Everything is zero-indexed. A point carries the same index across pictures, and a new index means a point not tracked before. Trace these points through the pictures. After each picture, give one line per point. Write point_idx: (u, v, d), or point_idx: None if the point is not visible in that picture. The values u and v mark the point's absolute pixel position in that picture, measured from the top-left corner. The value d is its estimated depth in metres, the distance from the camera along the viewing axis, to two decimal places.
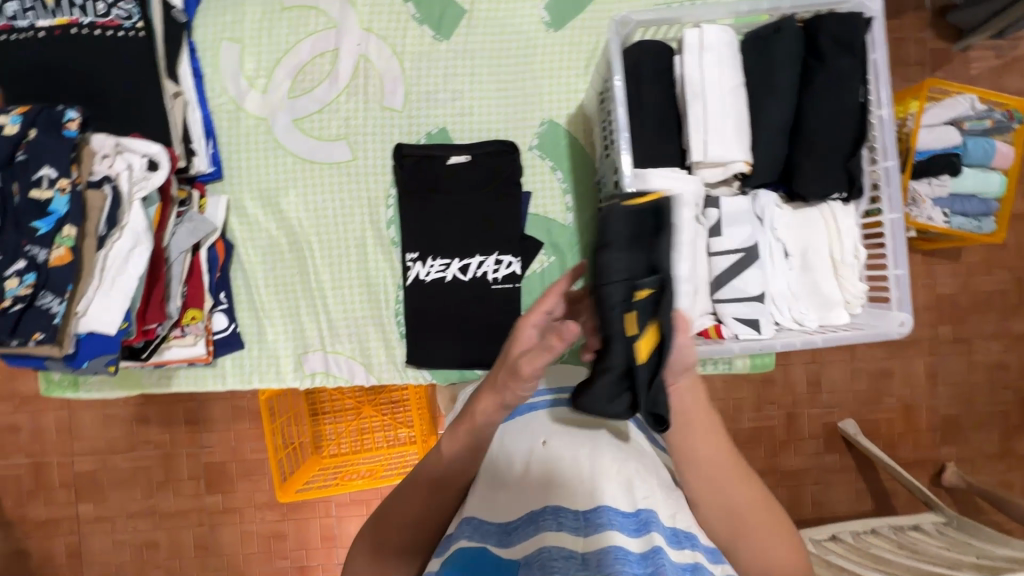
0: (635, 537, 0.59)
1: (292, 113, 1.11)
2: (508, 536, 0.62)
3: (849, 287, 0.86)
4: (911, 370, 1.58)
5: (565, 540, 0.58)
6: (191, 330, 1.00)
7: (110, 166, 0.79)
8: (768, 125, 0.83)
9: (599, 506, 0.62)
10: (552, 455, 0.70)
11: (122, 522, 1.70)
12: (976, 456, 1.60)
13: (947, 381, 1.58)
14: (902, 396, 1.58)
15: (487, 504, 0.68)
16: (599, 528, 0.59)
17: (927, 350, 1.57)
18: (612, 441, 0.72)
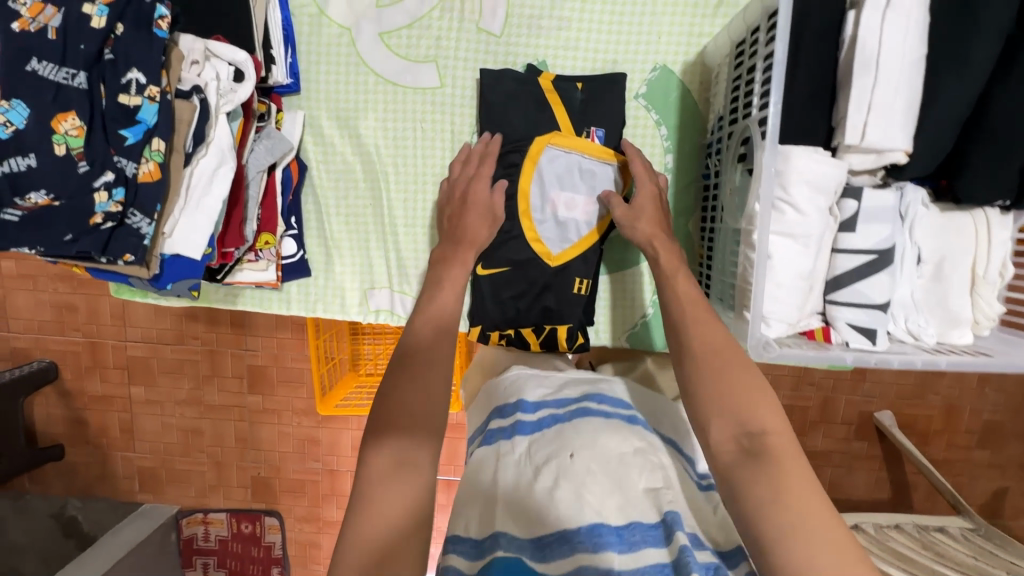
0: (662, 546, 0.59)
1: (378, 24, 1.00)
2: (543, 551, 0.58)
3: (983, 306, 0.78)
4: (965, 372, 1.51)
5: (604, 557, 0.56)
6: (264, 255, 0.97)
7: (199, 75, 0.71)
8: (942, 110, 0.71)
9: (632, 523, 0.61)
10: (582, 469, 0.64)
11: (170, 407, 1.80)
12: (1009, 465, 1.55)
13: (998, 388, 1.51)
14: (948, 396, 1.52)
15: (520, 510, 0.62)
16: (631, 547, 0.58)
17: None
18: (639, 453, 0.67)
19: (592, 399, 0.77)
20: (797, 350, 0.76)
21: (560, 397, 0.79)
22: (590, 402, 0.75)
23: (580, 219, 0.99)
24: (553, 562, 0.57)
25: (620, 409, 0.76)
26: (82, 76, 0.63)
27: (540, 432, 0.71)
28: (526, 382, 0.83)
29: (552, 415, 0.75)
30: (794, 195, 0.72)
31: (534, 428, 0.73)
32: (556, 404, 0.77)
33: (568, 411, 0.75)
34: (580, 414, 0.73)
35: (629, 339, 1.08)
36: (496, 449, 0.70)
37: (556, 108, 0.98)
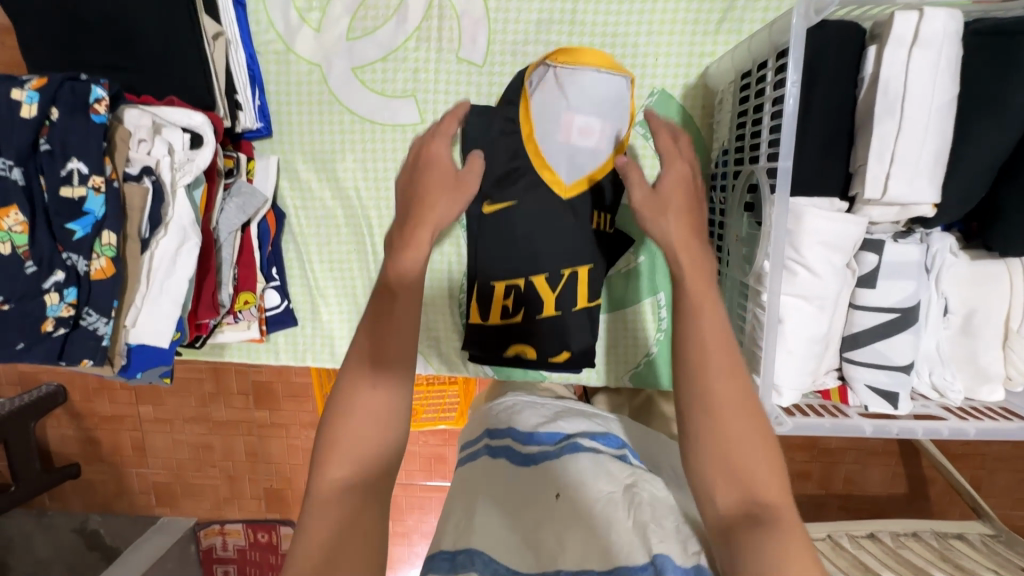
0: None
1: (350, 58, 0.92)
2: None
3: (1018, 363, 0.71)
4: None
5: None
6: (244, 315, 0.93)
7: (149, 152, 0.65)
8: (975, 155, 0.63)
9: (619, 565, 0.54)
10: (569, 502, 0.60)
11: (178, 424, 1.80)
12: None
13: None
14: None
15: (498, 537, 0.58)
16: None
17: None
18: (634, 491, 0.63)
19: (585, 435, 0.73)
20: (811, 420, 0.70)
21: (553, 427, 0.75)
22: (582, 438, 0.71)
23: (591, 146, 0.88)
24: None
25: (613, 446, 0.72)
26: (17, 171, 0.58)
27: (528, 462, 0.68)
28: (517, 413, 0.79)
29: (541, 450, 0.70)
30: (807, 256, 0.66)
31: (521, 459, 0.69)
32: (547, 437, 0.73)
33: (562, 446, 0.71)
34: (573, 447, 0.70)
35: (632, 378, 1.02)
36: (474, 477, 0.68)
37: (532, 147, 0.89)
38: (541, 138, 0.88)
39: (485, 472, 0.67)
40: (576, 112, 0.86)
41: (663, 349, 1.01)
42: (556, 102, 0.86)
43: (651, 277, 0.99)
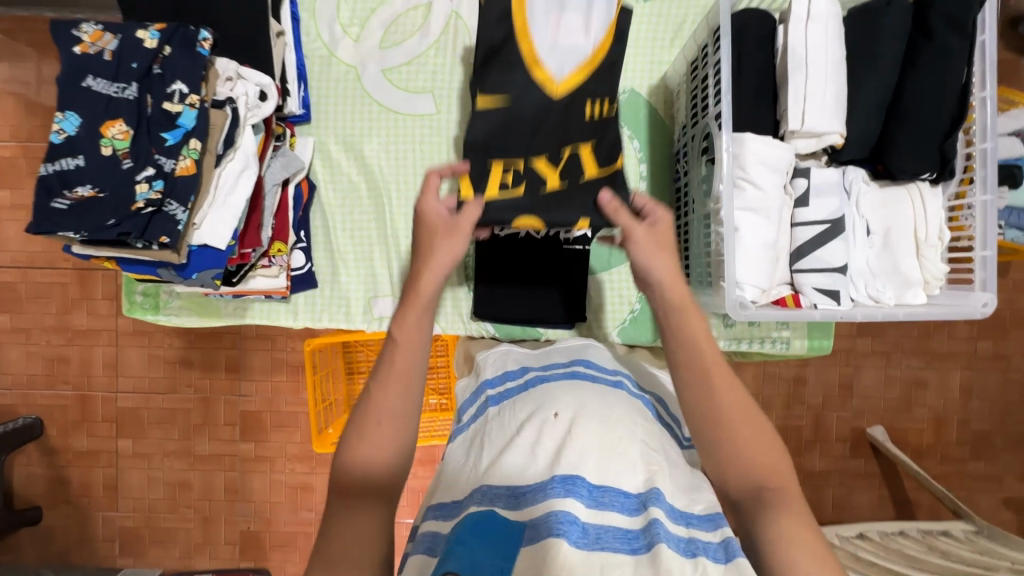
0: (635, 515, 0.65)
1: (381, 63, 1.14)
2: (516, 500, 0.66)
3: (929, 266, 0.87)
4: (946, 382, 1.58)
5: (570, 506, 0.62)
6: (277, 261, 1.03)
7: (231, 90, 0.82)
8: (863, 102, 0.84)
9: (604, 484, 0.67)
10: (563, 429, 0.73)
11: (158, 460, 1.73)
12: (1005, 476, 1.58)
13: (981, 398, 1.58)
14: (936, 409, 1.58)
15: (501, 465, 0.71)
16: (600, 504, 0.65)
17: (963, 363, 1.57)
18: (621, 418, 0.75)
19: (579, 364, 0.88)
20: (769, 311, 0.84)
21: (549, 366, 0.89)
22: (577, 366, 0.86)
23: None
24: (525, 509, 0.64)
25: (604, 373, 0.86)
26: (132, 88, 0.74)
27: (527, 395, 0.81)
28: (517, 357, 0.95)
29: (538, 377, 0.86)
30: (751, 172, 0.84)
31: (522, 391, 0.84)
32: (543, 368, 0.89)
33: (557, 376, 0.84)
34: (565, 379, 0.83)
35: (619, 333, 1.14)
36: (484, 415, 0.82)
37: None
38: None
39: (493, 410, 0.81)
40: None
41: (644, 307, 1.14)
42: None
43: None
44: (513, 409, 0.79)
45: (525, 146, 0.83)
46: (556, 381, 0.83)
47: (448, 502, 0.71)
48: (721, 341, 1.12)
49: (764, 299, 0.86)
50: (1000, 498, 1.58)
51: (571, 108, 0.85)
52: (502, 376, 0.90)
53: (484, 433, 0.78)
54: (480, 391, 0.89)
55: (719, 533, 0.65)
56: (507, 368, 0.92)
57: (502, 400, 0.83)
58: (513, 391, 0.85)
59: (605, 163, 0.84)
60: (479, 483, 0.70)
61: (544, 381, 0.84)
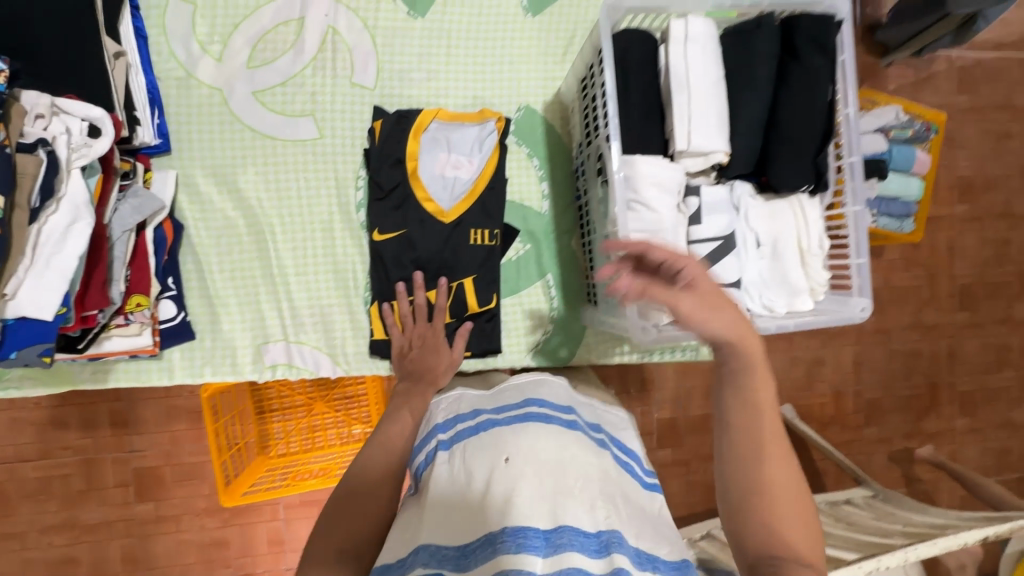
0: (597, 558, 0.57)
1: (251, 84, 1.02)
2: (465, 560, 0.58)
3: (814, 275, 0.91)
4: (840, 358, 1.68)
5: (526, 563, 0.55)
6: (135, 318, 0.90)
7: (45, 129, 0.69)
8: (743, 122, 0.86)
9: (560, 526, 0.60)
10: (514, 474, 0.65)
11: (33, 538, 1.46)
12: (893, 436, 1.72)
13: (869, 368, 1.70)
14: (833, 383, 1.69)
15: (447, 521, 0.63)
16: (556, 549, 0.57)
17: (854, 340, 1.68)
18: (577, 458, 0.69)
19: (531, 405, 0.79)
20: (672, 333, 0.85)
21: (502, 406, 0.81)
22: (529, 406, 0.78)
23: (464, 175, 1.05)
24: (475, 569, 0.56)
25: (558, 413, 0.78)
26: None
27: (477, 441, 0.72)
28: (471, 400, 0.84)
29: (490, 421, 0.77)
30: (644, 195, 0.83)
31: (472, 435, 0.75)
32: (495, 410, 0.80)
33: (508, 419, 0.76)
34: (519, 421, 0.75)
35: (534, 355, 1.11)
36: (434, 464, 0.71)
37: (415, 180, 1.04)
38: (423, 169, 1.04)
39: (444, 459, 0.71)
40: (455, 148, 1.05)
41: (558, 326, 1.12)
42: (438, 154, 1.05)
43: (538, 262, 1.11)
44: (464, 457, 0.71)
45: (422, 255, 1.04)
46: (509, 424, 0.75)
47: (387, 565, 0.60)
48: (634, 354, 1.12)
49: (667, 320, 0.87)
50: (889, 456, 1.72)
51: (458, 228, 1.05)
52: (452, 419, 0.79)
53: (432, 485, 0.68)
54: (431, 437, 0.78)
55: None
56: (459, 410, 0.81)
57: (453, 445, 0.73)
58: (463, 435, 0.75)
59: (484, 252, 1.06)
60: (421, 542, 0.61)
61: (497, 424, 0.76)
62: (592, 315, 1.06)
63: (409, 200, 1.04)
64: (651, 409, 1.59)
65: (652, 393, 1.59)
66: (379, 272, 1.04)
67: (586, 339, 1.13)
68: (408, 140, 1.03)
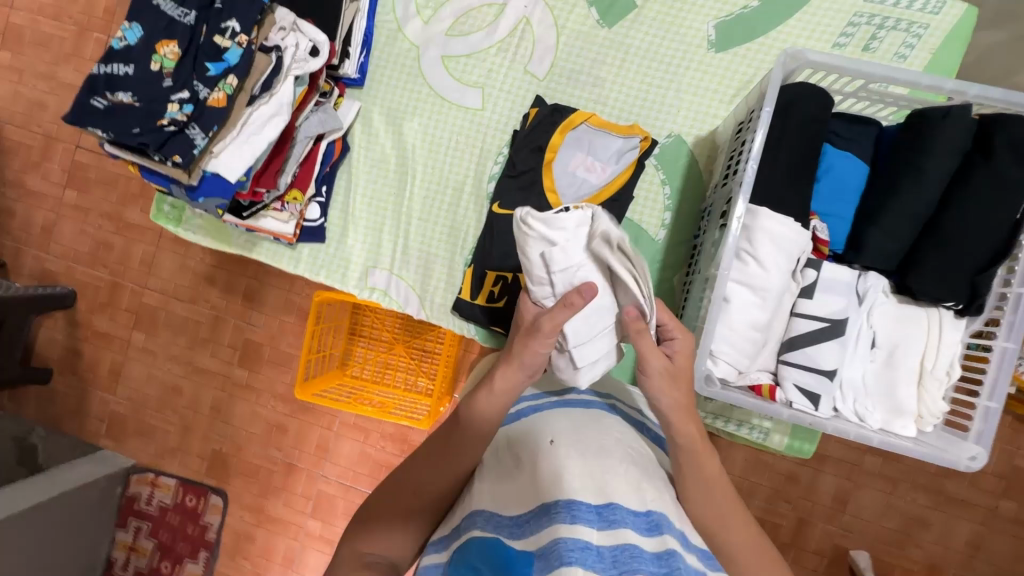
0: (648, 536, 0.58)
1: (443, 49, 1.16)
2: (519, 530, 0.60)
3: (927, 401, 0.80)
4: (952, 530, 1.40)
5: (581, 532, 0.55)
6: (289, 208, 1.07)
7: (282, 39, 0.86)
8: (895, 211, 0.79)
9: (612, 503, 0.60)
10: (559, 452, 0.67)
11: (162, 361, 1.80)
12: None
13: (986, 557, 1.39)
14: (929, 553, 1.41)
15: (501, 496, 0.66)
16: (611, 524, 0.57)
17: (978, 517, 1.39)
18: (618, 443, 0.71)
19: (572, 392, 0.84)
20: (736, 395, 0.81)
21: (541, 394, 0.86)
22: (572, 395, 0.82)
23: (592, 180, 1.08)
24: (531, 538, 0.58)
25: (598, 399, 0.82)
26: (192, 16, 0.80)
27: (520, 426, 0.78)
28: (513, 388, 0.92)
29: (530, 408, 0.82)
30: (758, 249, 0.79)
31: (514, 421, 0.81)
32: (535, 399, 0.85)
33: (549, 404, 0.80)
34: (558, 407, 0.79)
35: None
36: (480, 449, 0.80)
37: (547, 170, 1.08)
38: (557, 163, 1.09)
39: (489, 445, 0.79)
40: (594, 153, 1.08)
41: (629, 354, 1.11)
42: (573, 153, 1.09)
43: None
44: (508, 440, 0.76)
45: None
46: (549, 410, 0.79)
47: (450, 532, 0.68)
48: (696, 412, 1.07)
49: (737, 381, 0.82)
50: None
51: None
52: None
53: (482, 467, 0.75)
54: None
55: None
56: None
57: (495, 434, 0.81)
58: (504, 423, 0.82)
59: None
60: (478, 509, 0.66)
61: (537, 411, 0.80)
62: None
63: (535, 186, 1.09)
64: None
65: None
66: (485, 241, 1.10)
67: None
68: (554, 133, 1.09)
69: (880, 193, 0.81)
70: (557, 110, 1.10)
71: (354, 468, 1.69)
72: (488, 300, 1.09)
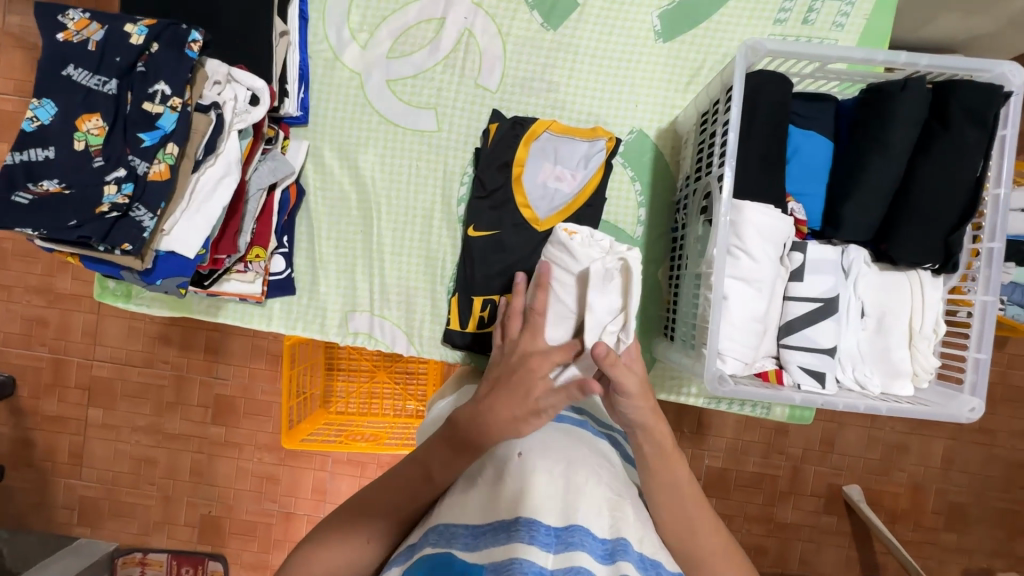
0: (602, 563, 0.56)
1: (386, 73, 1.10)
2: (474, 541, 0.59)
3: (921, 360, 0.84)
4: (929, 450, 1.50)
5: (535, 555, 0.54)
6: (253, 267, 1.01)
7: (219, 94, 0.79)
8: (867, 185, 0.81)
9: (571, 526, 0.58)
10: (526, 466, 0.66)
11: (127, 434, 1.67)
12: (975, 550, 1.51)
13: (962, 469, 1.50)
14: (913, 475, 1.50)
15: (465, 507, 0.64)
16: (566, 547, 0.56)
17: (949, 433, 1.50)
18: (586, 457, 0.69)
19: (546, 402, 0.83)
20: (750, 388, 0.82)
21: None
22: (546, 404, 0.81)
23: (564, 189, 1.06)
24: (485, 551, 0.56)
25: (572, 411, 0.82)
26: (113, 83, 0.72)
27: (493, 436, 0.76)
28: None
29: None
30: (748, 244, 0.80)
31: None
32: None
33: None
34: None
35: None
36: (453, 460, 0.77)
37: (518, 186, 1.06)
38: (527, 177, 1.06)
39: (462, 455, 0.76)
40: (562, 162, 1.07)
41: None
42: (541, 166, 1.06)
43: None
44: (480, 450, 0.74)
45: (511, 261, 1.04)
46: None
47: (406, 548, 0.64)
48: (700, 399, 1.09)
49: (745, 372, 0.84)
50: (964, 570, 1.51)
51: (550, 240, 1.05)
52: None
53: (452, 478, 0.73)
54: None
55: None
56: None
57: None
58: None
59: None
60: (437, 524, 0.64)
61: None
62: (664, 349, 1.04)
63: (508, 202, 1.06)
64: (704, 453, 1.51)
65: (708, 438, 1.50)
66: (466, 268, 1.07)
67: (654, 372, 1.10)
68: (518, 146, 1.06)
69: (849, 169, 0.83)
70: (517, 123, 1.07)
71: None
72: (478, 326, 1.06)
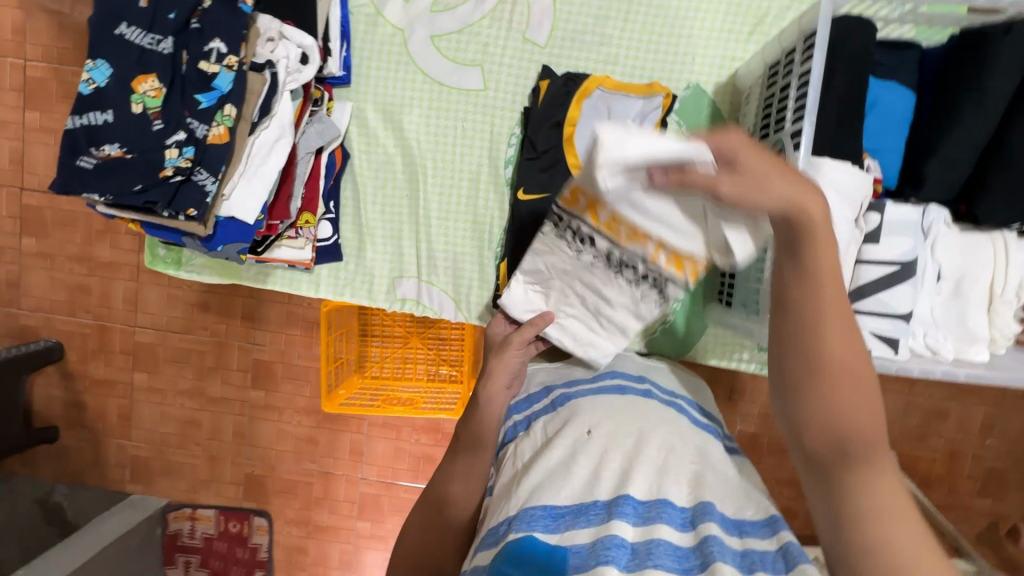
0: (683, 531, 0.53)
1: (430, 28, 1.05)
2: (554, 522, 0.53)
3: (1000, 325, 0.81)
4: (967, 417, 1.47)
5: (619, 527, 0.51)
6: (303, 233, 1.00)
7: (272, 52, 0.76)
8: (958, 138, 0.76)
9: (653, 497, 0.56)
10: (597, 443, 0.64)
11: (174, 397, 1.71)
12: (1010, 515, 1.49)
13: (1000, 434, 1.46)
14: (951, 440, 1.47)
15: (539, 484, 0.59)
16: (647, 519, 0.53)
17: (990, 399, 1.45)
18: (657, 429, 0.67)
19: (604, 378, 0.81)
20: None
21: (572, 383, 0.81)
22: (605, 381, 0.79)
23: None
24: (567, 534, 0.52)
25: (631, 382, 0.79)
26: (168, 42, 0.71)
27: (557, 416, 0.71)
28: (542, 380, 0.85)
29: (564, 395, 0.76)
30: (825, 204, 0.76)
31: (549, 410, 0.74)
32: (567, 386, 0.80)
33: (582, 391, 0.76)
34: (593, 394, 0.75)
35: (645, 346, 1.09)
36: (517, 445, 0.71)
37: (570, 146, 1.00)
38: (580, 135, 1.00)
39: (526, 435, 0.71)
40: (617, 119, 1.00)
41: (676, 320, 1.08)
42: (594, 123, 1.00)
43: None
44: (544, 429, 0.70)
45: None
46: (583, 397, 0.75)
47: (489, 531, 0.58)
48: (752, 365, 1.06)
49: None
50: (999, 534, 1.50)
51: None
52: (524, 402, 0.80)
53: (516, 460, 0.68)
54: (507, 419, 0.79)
55: (776, 538, 0.52)
56: (529, 392, 0.83)
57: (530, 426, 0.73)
58: (540, 413, 0.75)
59: None
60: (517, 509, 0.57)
61: (571, 398, 0.75)
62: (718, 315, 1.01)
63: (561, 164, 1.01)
64: None
65: None
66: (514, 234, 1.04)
67: (703, 340, 1.08)
68: (571, 104, 1.00)
69: (937, 122, 0.78)
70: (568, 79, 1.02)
71: (391, 465, 1.66)
72: None
